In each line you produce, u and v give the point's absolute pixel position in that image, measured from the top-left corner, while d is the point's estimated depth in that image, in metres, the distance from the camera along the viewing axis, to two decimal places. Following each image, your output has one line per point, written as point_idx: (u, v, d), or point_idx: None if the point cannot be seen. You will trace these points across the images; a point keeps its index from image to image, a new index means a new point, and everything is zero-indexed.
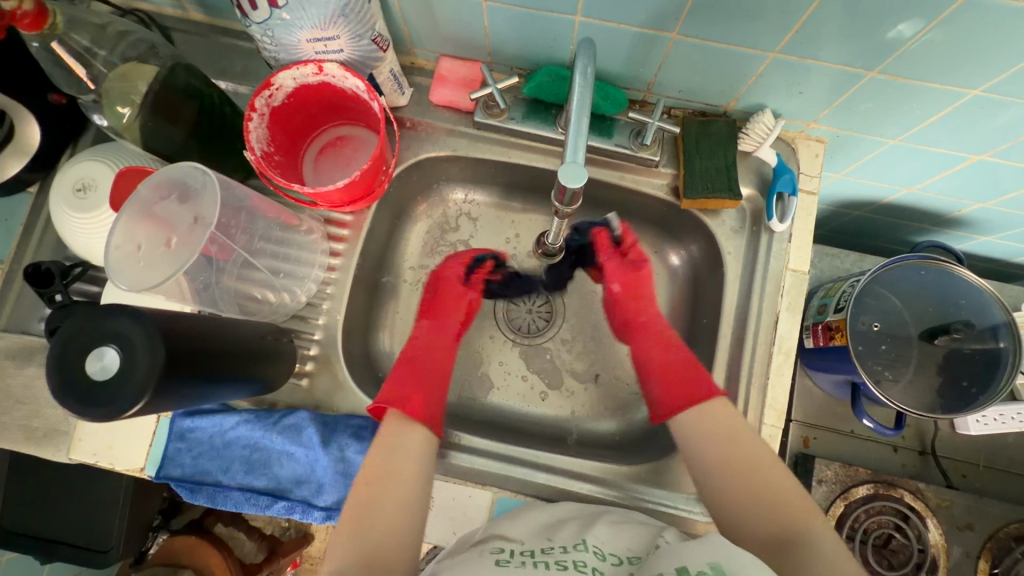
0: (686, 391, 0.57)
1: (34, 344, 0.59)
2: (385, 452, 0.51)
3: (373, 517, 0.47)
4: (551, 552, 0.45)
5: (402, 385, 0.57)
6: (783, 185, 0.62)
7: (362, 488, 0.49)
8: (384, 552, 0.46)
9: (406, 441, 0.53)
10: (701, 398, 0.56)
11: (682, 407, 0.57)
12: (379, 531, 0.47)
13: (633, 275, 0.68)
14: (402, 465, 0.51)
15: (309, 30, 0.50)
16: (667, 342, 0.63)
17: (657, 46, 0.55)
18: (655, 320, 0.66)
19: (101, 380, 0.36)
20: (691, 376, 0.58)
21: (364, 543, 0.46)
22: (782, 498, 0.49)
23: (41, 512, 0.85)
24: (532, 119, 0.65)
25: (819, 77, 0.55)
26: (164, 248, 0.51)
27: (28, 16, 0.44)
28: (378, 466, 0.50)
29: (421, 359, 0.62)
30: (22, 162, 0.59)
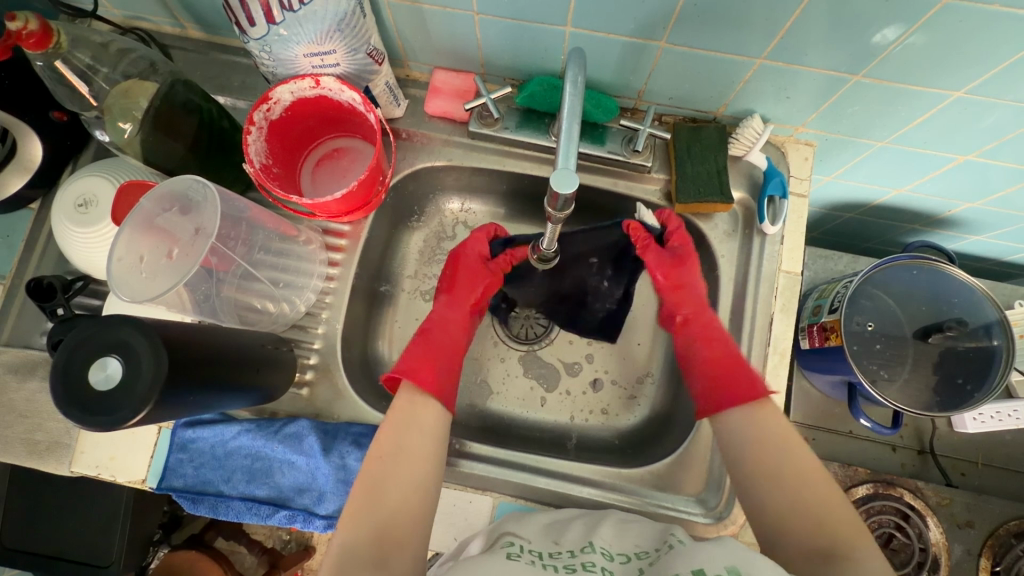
0: (737, 388, 0.56)
1: (35, 358, 0.60)
2: (396, 429, 0.52)
3: (382, 496, 0.47)
4: (561, 557, 0.45)
5: (420, 358, 0.58)
6: (775, 187, 0.63)
7: (374, 463, 0.49)
8: (395, 530, 0.46)
9: (419, 416, 0.53)
10: (750, 398, 0.55)
11: (741, 400, 0.55)
12: (390, 509, 0.47)
13: (674, 265, 0.63)
14: (414, 441, 0.51)
15: (305, 45, 0.51)
16: (709, 336, 0.61)
17: (646, 55, 0.56)
18: (701, 312, 0.63)
19: (104, 389, 0.37)
20: (738, 374, 0.57)
21: (375, 519, 0.46)
22: (828, 510, 0.47)
23: (42, 527, 0.85)
24: (526, 128, 0.66)
25: (806, 83, 0.56)
26: (167, 259, 0.51)
27: (34, 35, 0.45)
28: (391, 440, 0.51)
29: (439, 339, 0.61)
30: (25, 178, 0.60)
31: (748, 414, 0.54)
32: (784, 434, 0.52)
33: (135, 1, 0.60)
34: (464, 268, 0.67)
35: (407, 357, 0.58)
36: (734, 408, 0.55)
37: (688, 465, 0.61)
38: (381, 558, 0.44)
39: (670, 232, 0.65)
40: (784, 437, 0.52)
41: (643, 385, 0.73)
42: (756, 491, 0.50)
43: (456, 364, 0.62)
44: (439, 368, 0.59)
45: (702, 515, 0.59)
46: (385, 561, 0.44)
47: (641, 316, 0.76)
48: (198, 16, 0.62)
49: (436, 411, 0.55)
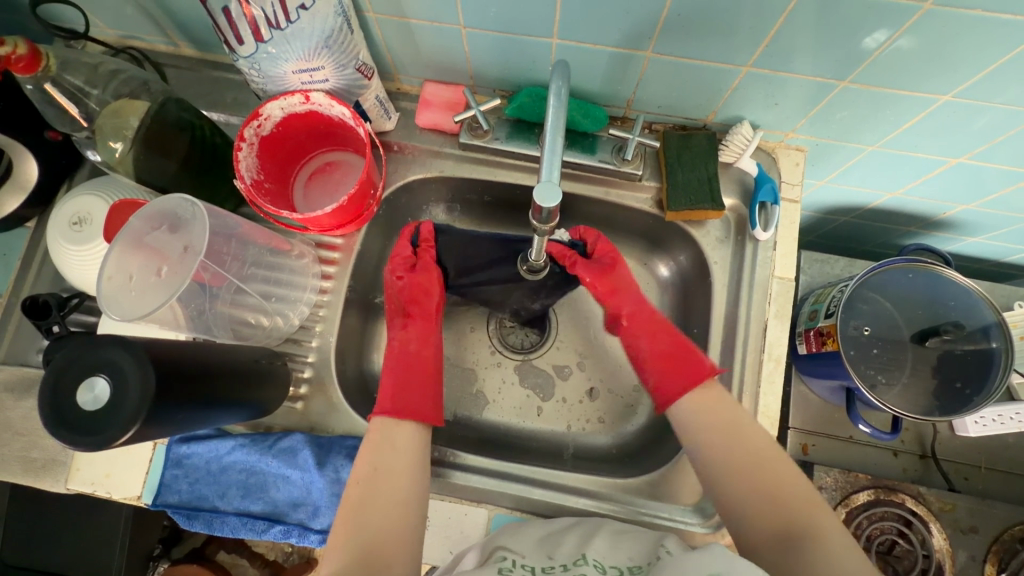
0: (684, 376, 0.58)
1: (30, 376, 0.60)
2: (372, 452, 0.53)
3: (365, 517, 0.48)
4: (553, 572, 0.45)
5: (395, 391, 0.59)
6: (766, 194, 0.63)
7: (352, 490, 0.50)
8: (381, 551, 0.46)
9: (395, 439, 0.55)
10: (699, 380, 0.57)
11: (691, 383, 0.57)
12: (375, 530, 0.47)
13: (605, 271, 0.65)
14: (391, 460, 0.52)
15: (294, 62, 0.52)
16: (654, 330, 0.63)
17: (634, 65, 0.57)
18: (640, 309, 0.65)
19: (93, 410, 0.37)
20: (683, 360, 0.59)
21: (359, 542, 0.46)
22: (787, 491, 0.49)
23: (40, 544, 0.85)
24: (516, 139, 0.66)
25: (794, 89, 0.56)
26: (156, 277, 0.52)
27: (22, 60, 0.46)
28: (367, 464, 0.51)
29: (413, 359, 0.63)
30: (21, 197, 0.61)
31: (699, 400, 0.56)
32: (735, 420, 0.54)
33: (128, 21, 0.61)
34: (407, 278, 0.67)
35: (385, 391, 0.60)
36: (685, 396, 0.57)
37: (685, 475, 0.61)
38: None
39: (591, 246, 0.69)
40: (736, 422, 0.54)
41: (639, 393, 0.73)
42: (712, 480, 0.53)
43: (436, 378, 0.63)
44: (416, 392, 0.59)
45: (700, 525, 0.58)
46: None
47: None
48: (190, 33, 0.62)
49: (411, 428, 0.56)
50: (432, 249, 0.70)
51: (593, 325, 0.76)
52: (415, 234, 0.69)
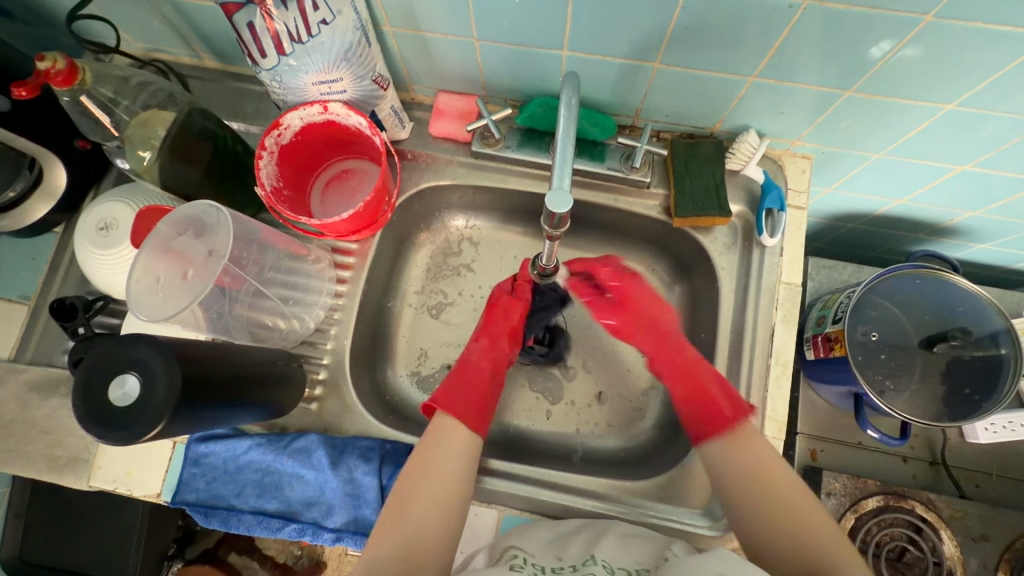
0: (711, 416, 0.59)
1: (55, 376, 0.62)
2: (427, 452, 0.54)
3: (408, 514, 0.50)
4: (563, 572, 0.47)
5: (453, 391, 0.61)
6: (772, 201, 0.64)
7: (404, 482, 0.52)
8: (419, 548, 0.48)
9: (449, 441, 0.56)
10: (728, 430, 0.57)
11: (714, 434, 0.58)
12: (415, 526, 0.49)
13: (621, 312, 0.70)
14: (442, 463, 0.54)
15: (314, 73, 0.54)
16: (679, 372, 0.63)
17: (642, 76, 0.58)
18: (664, 347, 0.66)
19: (123, 405, 0.39)
20: (710, 400, 0.59)
21: (399, 537, 0.48)
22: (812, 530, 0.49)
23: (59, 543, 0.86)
24: (527, 146, 0.67)
25: (800, 99, 0.57)
26: (182, 280, 0.54)
27: (61, 73, 0.48)
28: (417, 462, 0.53)
29: (471, 369, 0.64)
30: (50, 204, 0.63)
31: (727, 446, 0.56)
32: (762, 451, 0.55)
33: (154, 34, 0.64)
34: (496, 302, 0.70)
35: (445, 388, 0.61)
36: (716, 440, 0.57)
37: (692, 479, 0.62)
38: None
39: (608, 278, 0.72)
40: (752, 445, 0.56)
41: (647, 396, 0.73)
42: (737, 506, 0.53)
43: (491, 391, 0.63)
44: (472, 397, 0.61)
45: (707, 528, 0.58)
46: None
47: None
48: (213, 46, 0.65)
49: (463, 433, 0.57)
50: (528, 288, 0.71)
51: (601, 330, 0.77)
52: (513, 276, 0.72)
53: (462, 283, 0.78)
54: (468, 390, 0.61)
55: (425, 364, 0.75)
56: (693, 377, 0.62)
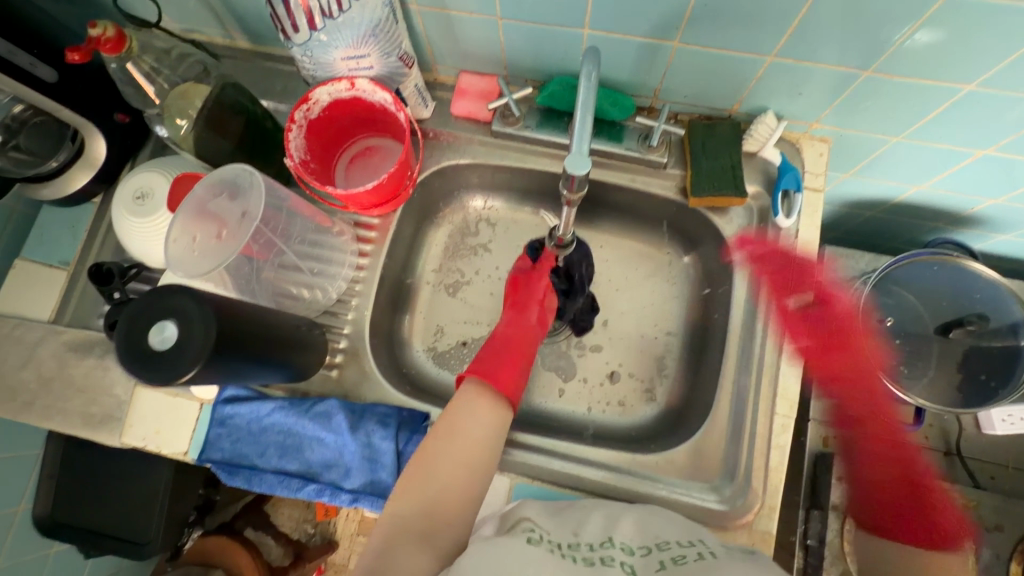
0: (937, 531, 0.64)
1: (91, 337, 0.65)
2: (453, 414, 0.56)
3: (434, 472, 0.51)
4: (580, 548, 0.47)
5: (487, 361, 0.62)
6: (788, 182, 0.64)
7: (429, 443, 0.54)
8: (442, 507, 0.50)
9: (475, 408, 0.57)
10: (940, 544, 0.64)
11: (937, 541, 0.64)
12: (439, 485, 0.51)
13: (845, 354, 0.66)
14: (468, 428, 0.55)
15: (343, 49, 0.56)
16: (883, 450, 0.69)
17: (661, 55, 0.59)
18: (880, 414, 0.70)
19: (160, 349, 0.41)
20: (938, 513, 0.66)
21: (423, 495, 0.50)
22: None
23: (75, 513, 0.86)
24: (546, 127, 0.69)
25: (818, 80, 0.58)
26: (216, 239, 0.57)
27: (111, 40, 0.52)
28: (446, 425, 0.55)
29: (504, 341, 0.65)
30: (89, 173, 0.66)
31: (930, 558, 0.63)
32: None
33: (190, 14, 0.66)
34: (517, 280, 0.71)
35: (478, 359, 0.63)
36: (921, 546, 0.64)
37: (703, 454, 0.62)
38: (427, 534, 0.48)
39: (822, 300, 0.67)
40: None
41: (658, 377, 0.74)
42: None
43: (525, 364, 0.65)
44: (506, 365, 0.62)
45: (717, 503, 0.59)
46: (430, 536, 0.48)
47: (659, 310, 0.77)
48: (246, 26, 0.67)
49: (489, 402, 0.58)
50: (549, 259, 0.71)
51: (616, 311, 0.77)
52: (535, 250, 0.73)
53: (479, 262, 0.79)
54: (503, 358, 0.63)
55: (440, 340, 0.76)
56: (920, 486, 0.67)
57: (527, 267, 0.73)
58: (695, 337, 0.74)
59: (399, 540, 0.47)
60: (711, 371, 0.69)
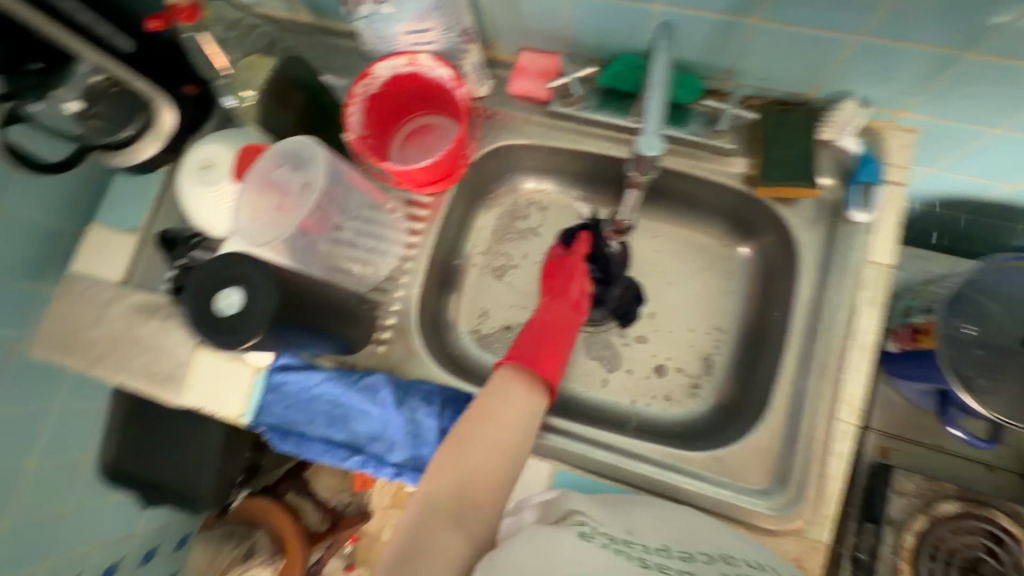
0: None
1: (155, 300, 0.68)
2: (488, 397, 0.55)
3: (467, 454, 0.51)
4: (634, 548, 0.47)
5: (523, 347, 0.62)
6: (868, 174, 0.60)
7: (463, 425, 0.53)
8: (474, 488, 0.50)
9: (509, 393, 0.56)
10: None
11: None
12: (471, 467, 0.51)
13: None
14: (503, 412, 0.54)
15: (407, 23, 0.57)
16: None
17: (737, 33, 0.56)
18: None
19: (228, 313, 0.43)
20: None
21: (456, 475, 0.50)
22: None
23: (136, 463, 0.90)
24: (606, 108, 0.67)
25: (911, 62, 0.53)
26: (278, 210, 0.58)
27: (185, 10, 0.54)
28: (482, 407, 0.54)
29: (542, 327, 0.64)
30: (158, 144, 0.69)
31: None
32: None
33: None
34: (555, 266, 0.71)
35: (515, 345, 0.62)
36: None
37: (753, 455, 0.60)
38: (458, 515, 0.48)
39: None
40: None
41: (708, 374, 0.72)
42: None
43: (563, 351, 0.64)
44: (543, 350, 0.62)
45: (767, 508, 0.57)
46: (462, 517, 0.48)
47: (712, 305, 0.74)
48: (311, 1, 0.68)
49: (525, 387, 0.57)
50: (581, 245, 0.70)
51: (667, 304, 0.75)
52: (568, 237, 0.72)
53: (527, 246, 0.79)
54: (541, 343, 0.62)
55: (485, 323, 0.76)
56: None
57: (560, 253, 0.72)
58: (750, 334, 0.71)
59: (430, 519, 0.47)
60: (767, 370, 0.66)
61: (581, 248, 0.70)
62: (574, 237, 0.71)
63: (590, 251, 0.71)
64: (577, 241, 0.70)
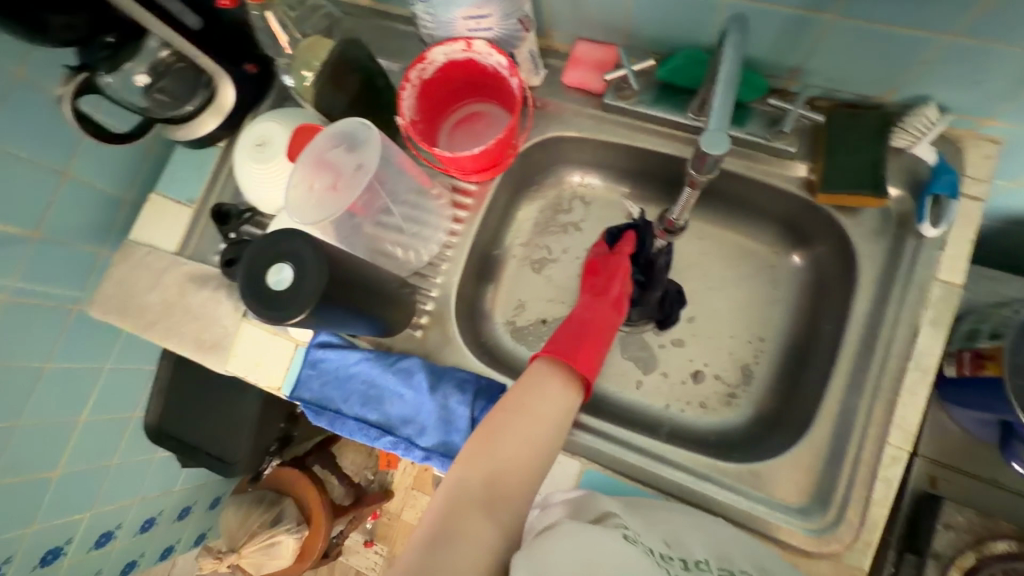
0: None
1: (207, 271, 0.71)
2: (523, 390, 0.55)
3: (500, 444, 0.51)
4: (675, 566, 0.45)
5: (559, 344, 0.61)
6: (942, 186, 0.56)
7: (496, 415, 0.53)
8: (505, 478, 0.50)
9: (544, 387, 0.56)
10: None
11: None
12: (503, 457, 0.50)
13: None
14: (537, 406, 0.54)
15: (465, 8, 0.56)
16: None
17: (809, 30, 0.53)
18: None
19: (277, 289, 0.43)
20: None
21: (489, 464, 0.50)
22: None
23: (181, 423, 0.94)
24: (662, 103, 0.65)
25: (1004, 66, 0.49)
26: (331, 190, 0.59)
27: None
28: (517, 398, 0.54)
29: (579, 326, 0.64)
30: (218, 119, 0.70)
31: None
32: None
33: None
34: (599, 263, 0.70)
35: (551, 341, 0.62)
36: None
37: (793, 472, 0.58)
38: (489, 503, 0.48)
39: None
40: None
41: (748, 384, 0.69)
42: None
43: (600, 350, 0.63)
44: (580, 348, 0.61)
45: (805, 528, 0.55)
46: (493, 505, 0.48)
47: (758, 314, 0.71)
48: None
49: (560, 383, 0.57)
50: (627, 245, 0.70)
51: (710, 309, 0.72)
52: (612, 237, 0.72)
53: (568, 241, 0.78)
54: (577, 341, 0.62)
55: (521, 315, 0.76)
56: None
57: (603, 251, 0.71)
58: (796, 346, 0.68)
59: (462, 504, 0.47)
60: (813, 385, 0.63)
61: (626, 247, 0.70)
62: (619, 237, 0.71)
63: (634, 252, 0.71)
64: (623, 241, 0.70)
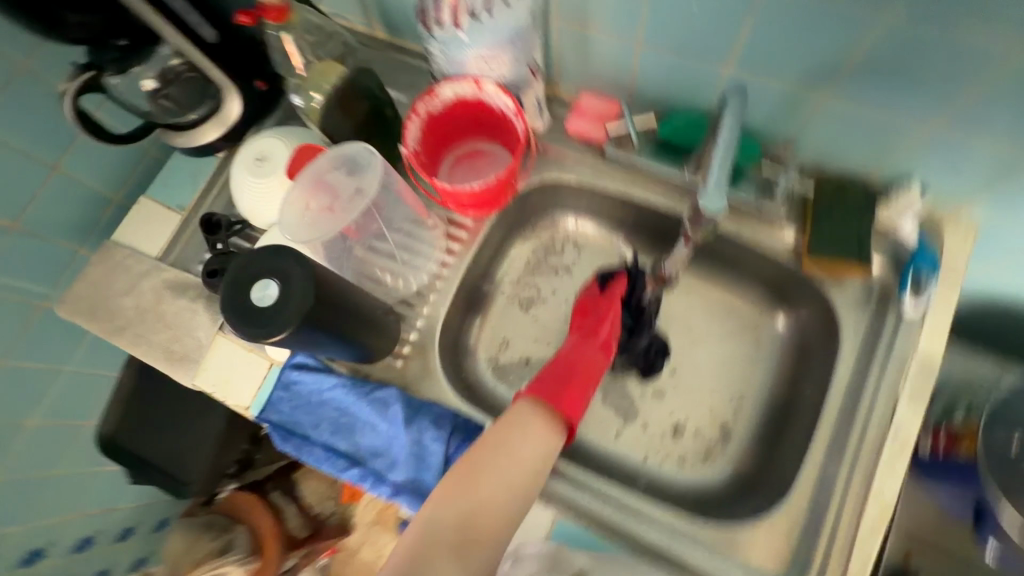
0: None
1: (187, 279, 0.69)
2: (506, 428, 0.53)
3: (476, 484, 0.49)
4: None
5: (545, 383, 0.60)
6: (924, 260, 0.58)
7: (474, 452, 0.51)
8: (478, 521, 0.47)
9: (527, 427, 0.54)
10: None
11: None
12: (478, 499, 0.48)
13: None
14: (518, 446, 0.52)
15: (478, 50, 0.58)
16: None
17: (803, 106, 0.56)
18: None
19: (259, 305, 0.42)
20: None
21: (462, 505, 0.48)
22: None
23: (136, 438, 0.89)
24: (660, 159, 0.66)
25: (982, 157, 0.52)
26: (327, 211, 0.59)
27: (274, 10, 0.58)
28: (498, 436, 0.52)
29: (566, 365, 0.62)
30: (219, 130, 0.70)
31: None
32: None
33: None
34: (590, 304, 0.69)
35: (537, 379, 0.61)
36: None
37: (768, 539, 0.56)
38: (458, 547, 0.46)
39: None
40: None
41: (727, 444, 0.68)
42: None
43: (585, 392, 0.61)
44: (565, 389, 0.60)
45: None
46: (462, 550, 0.46)
47: (741, 372, 0.71)
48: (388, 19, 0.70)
49: (544, 424, 0.55)
50: (619, 288, 0.69)
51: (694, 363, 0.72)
52: (606, 276, 0.70)
53: (557, 283, 0.78)
54: (563, 381, 0.60)
55: (504, 353, 0.75)
56: None
57: (594, 292, 0.70)
58: (776, 409, 0.68)
59: (430, 547, 0.45)
60: (793, 450, 0.62)
61: (618, 290, 0.69)
62: (611, 278, 0.70)
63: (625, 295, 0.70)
64: (615, 283, 0.69)
